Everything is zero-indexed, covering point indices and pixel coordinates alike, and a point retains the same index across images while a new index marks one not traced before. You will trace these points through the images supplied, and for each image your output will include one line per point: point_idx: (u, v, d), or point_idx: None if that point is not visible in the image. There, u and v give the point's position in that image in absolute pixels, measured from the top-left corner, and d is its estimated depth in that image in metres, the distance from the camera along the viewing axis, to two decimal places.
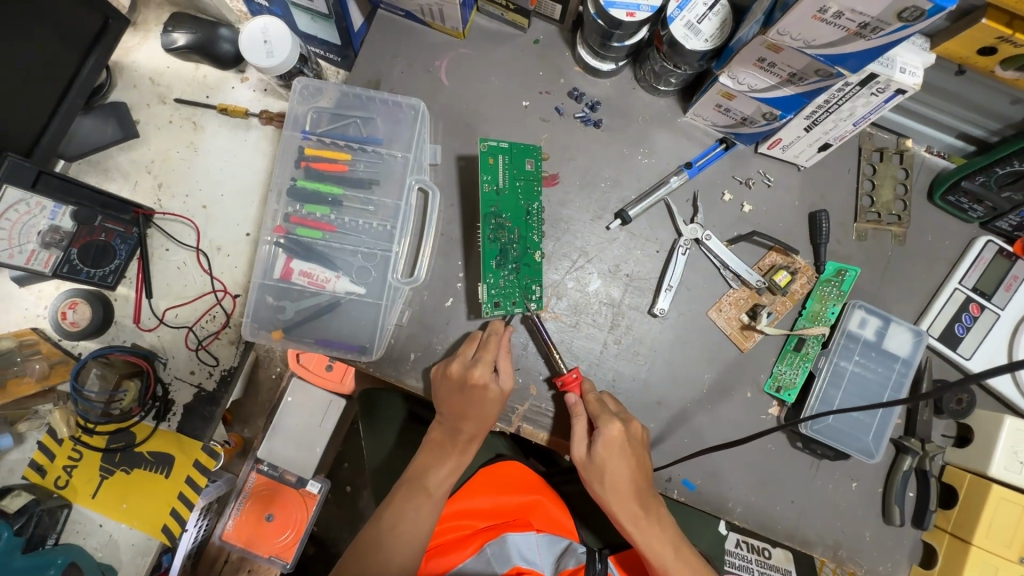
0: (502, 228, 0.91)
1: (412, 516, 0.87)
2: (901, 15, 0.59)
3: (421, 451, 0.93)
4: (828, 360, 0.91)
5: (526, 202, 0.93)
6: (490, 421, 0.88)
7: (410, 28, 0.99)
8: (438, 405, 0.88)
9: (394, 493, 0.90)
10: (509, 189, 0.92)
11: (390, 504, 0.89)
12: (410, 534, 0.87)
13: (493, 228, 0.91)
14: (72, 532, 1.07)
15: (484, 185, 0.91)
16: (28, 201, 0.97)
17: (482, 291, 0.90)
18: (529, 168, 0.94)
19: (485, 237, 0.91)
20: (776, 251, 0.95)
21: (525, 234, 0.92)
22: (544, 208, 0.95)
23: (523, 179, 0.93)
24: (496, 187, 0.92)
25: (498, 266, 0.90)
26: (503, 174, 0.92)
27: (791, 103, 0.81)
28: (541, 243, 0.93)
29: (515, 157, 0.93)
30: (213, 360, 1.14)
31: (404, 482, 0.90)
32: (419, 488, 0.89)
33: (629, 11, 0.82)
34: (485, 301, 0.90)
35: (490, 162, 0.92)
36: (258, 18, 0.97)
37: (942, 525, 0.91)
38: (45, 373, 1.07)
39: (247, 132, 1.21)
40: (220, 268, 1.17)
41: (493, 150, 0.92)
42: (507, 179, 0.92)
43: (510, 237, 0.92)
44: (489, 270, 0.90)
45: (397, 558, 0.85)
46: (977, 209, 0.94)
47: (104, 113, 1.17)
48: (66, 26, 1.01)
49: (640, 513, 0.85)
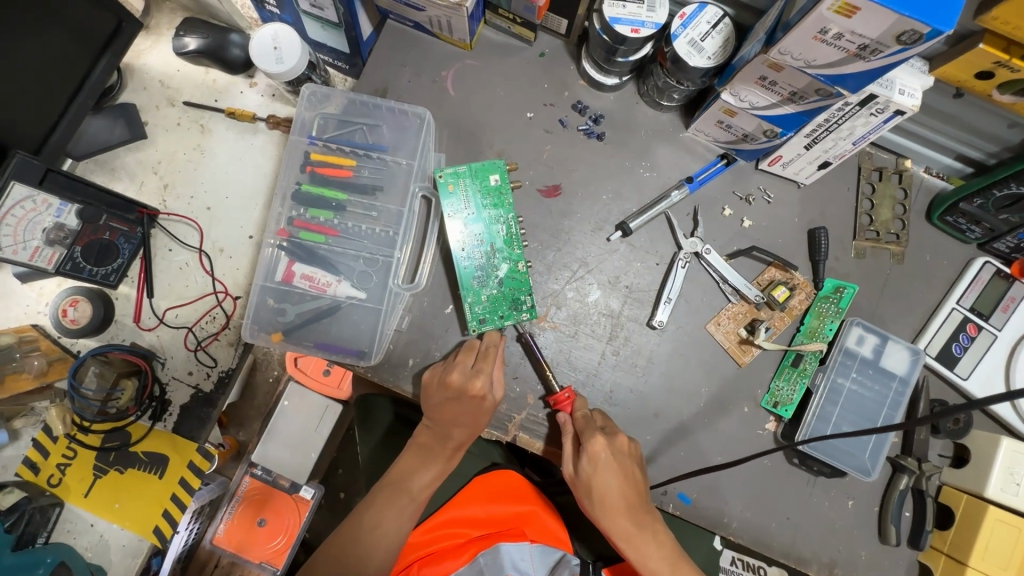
0: (474, 249, 0.92)
1: (394, 515, 0.87)
2: (900, 38, 0.60)
3: (405, 454, 0.92)
4: (825, 377, 0.91)
5: (497, 218, 0.93)
6: (480, 427, 0.88)
7: (418, 38, 1.00)
8: (428, 410, 0.87)
9: (375, 495, 0.89)
10: (473, 213, 0.93)
11: (372, 504, 0.88)
12: (389, 535, 0.86)
13: (465, 250, 0.92)
14: (63, 531, 1.06)
15: (449, 212, 0.92)
16: (34, 199, 0.97)
17: (466, 310, 0.91)
18: (494, 182, 0.94)
19: (458, 259, 0.91)
20: (775, 266, 0.96)
21: (504, 248, 0.93)
22: (518, 219, 0.95)
23: (491, 197, 0.93)
24: (461, 212, 0.93)
25: (479, 284, 0.91)
26: (467, 198, 0.93)
27: (791, 120, 0.82)
28: (524, 255, 0.94)
29: (475, 177, 0.93)
30: (211, 362, 1.15)
31: (387, 483, 0.90)
32: (402, 491, 0.89)
33: (633, 28, 0.84)
34: (471, 319, 0.90)
35: (450, 188, 0.93)
36: (268, 25, 1.00)
37: (939, 546, 0.91)
38: (43, 370, 1.08)
39: (254, 137, 1.23)
40: (222, 270, 1.18)
41: (453, 176, 0.93)
42: (471, 204, 0.93)
43: (483, 256, 0.92)
44: (470, 290, 0.91)
45: (374, 561, 0.85)
46: (975, 230, 0.95)
47: (113, 114, 1.19)
48: (79, 27, 1.03)
49: (634, 532, 0.84)
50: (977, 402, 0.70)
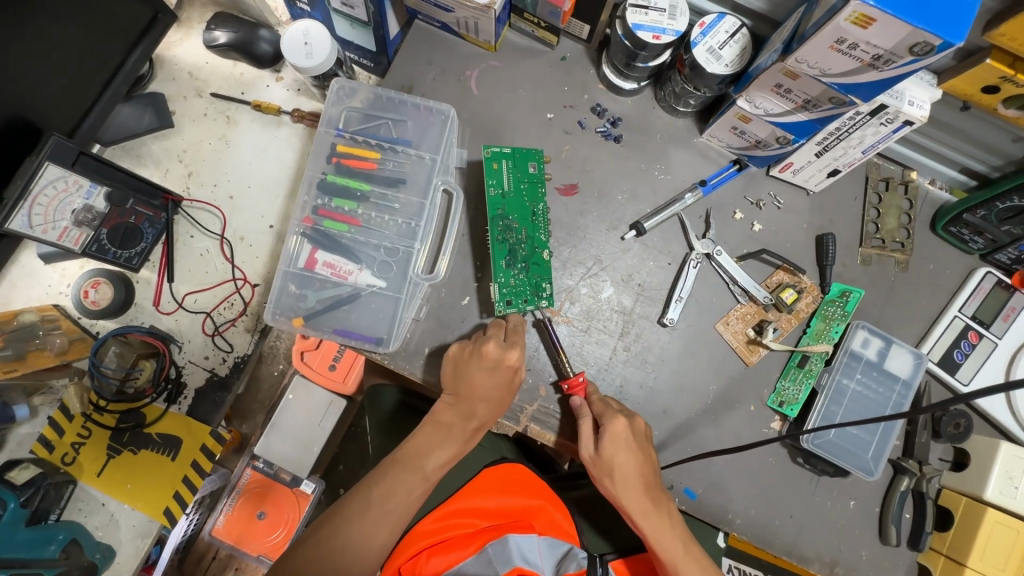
0: (510, 229, 0.95)
1: (402, 494, 0.86)
2: (913, 49, 0.63)
3: (418, 432, 0.91)
4: (831, 377, 0.94)
5: (531, 203, 0.97)
6: (504, 403, 0.90)
7: (443, 38, 1.03)
8: (454, 381, 0.88)
9: (386, 472, 0.88)
10: (513, 193, 0.96)
11: (379, 481, 0.87)
12: (398, 511, 0.86)
13: (501, 229, 0.94)
14: (75, 509, 1.06)
15: (489, 189, 0.95)
16: (66, 179, 1.04)
17: (493, 290, 0.93)
18: (531, 171, 0.97)
19: (493, 237, 0.94)
20: (783, 270, 0.99)
21: (532, 234, 0.96)
22: (548, 210, 0.99)
23: (526, 182, 0.97)
24: (501, 191, 0.95)
25: (507, 266, 0.93)
26: (507, 178, 0.96)
27: (804, 128, 0.85)
28: (548, 243, 0.97)
29: (518, 161, 0.97)
30: (227, 347, 1.23)
31: (397, 458, 0.89)
32: (414, 469, 0.88)
33: (654, 34, 0.87)
34: (497, 300, 0.93)
35: (493, 167, 0.96)
36: (299, 21, 1.03)
37: (938, 547, 0.93)
38: (64, 349, 1.12)
39: (278, 129, 1.30)
40: (241, 258, 1.25)
41: (497, 156, 0.96)
42: (512, 182, 0.96)
43: (517, 237, 0.95)
44: (499, 270, 0.93)
45: (381, 536, 0.84)
46: (977, 241, 0.98)
47: (141, 103, 1.26)
48: (117, 18, 1.07)
49: (651, 508, 0.85)
50: (968, 396, 0.74)
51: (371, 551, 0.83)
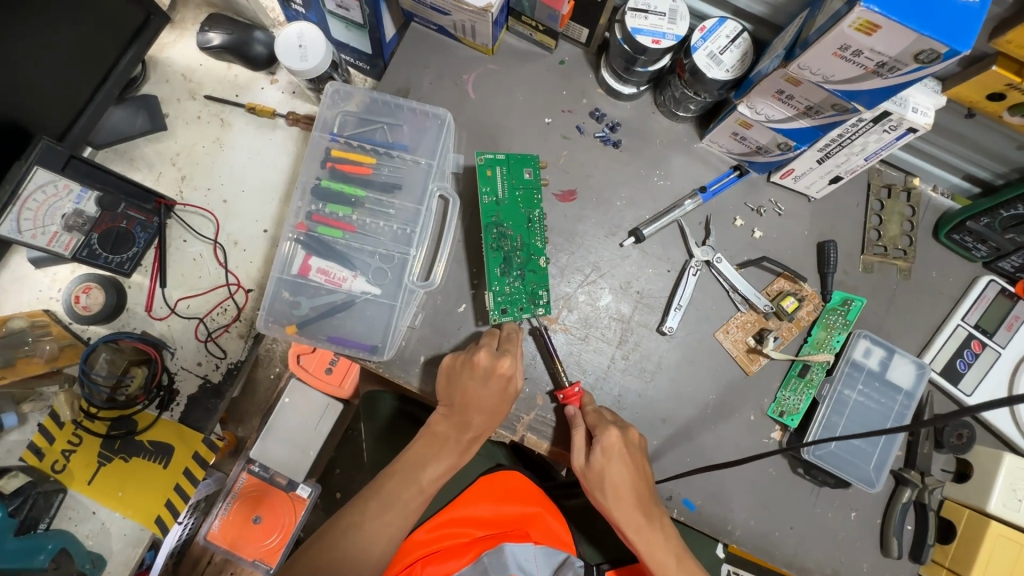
0: (505, 236, 0.93)
1: (398, 506, 0.85)
2: (919, 57, 0.62)
3: (415, 442, 0.90)
4: (832, 388, 0.93)
5: (527, 210, 0.95)
6: (501, 415, 0.88)
7: (441, 42, 1.02)
8: (449, 392, 0.87)
9: (382, 483, 0.87)
10: (508, 200, 0.95)
11: (376, 494, 0.86)
12: (395, 522, 0.84)
13: (495, 237, 0.93)
14: (65, 518, 1.04)
15: (484, 196, 0.94)
16: (56, 183, 1.03)
17: (489, 298, 0.92)
18: (527, 176, 0.96)
19: (487, 245, 0.93)
20: (784, 277, 0.98)
21: (527, 241, 0.95)
22: (545, 216, 0.97)
23: (523, 188, 0.95)
24: (496, 198, 0.94)
25: (502, 274, 0.92)
26: (502, 184, 0.95)
27: (806, 135, 0.84)
28: (544, 249, 0.96)
29: (513, 166, 0.96)
30: (220, 353, 1.21)
31: (394, 469, 0.88)
32: (412, 482, 0.87)
33: (654, 39, 0.85)
34: (492, 308, 0.92)
35: (488, 173, 0.95)
36: (295, 24, 1.02)
37: (940, 559, 0.92)
38: (54, 355, 1.11)
39: (272, 132, 1.28)
40: (235, 263, 1.24)
41: (491, 163, 0.95)
42: (507, 189, 0.95)
43: (513, 244, 0.93)
44: (495, 278, 0.92)
45: (383, 542, 0.83)
46: (981, 249, 0.97)
47: (134, 105, 1.24)
48: (109, 21, 1.05)
49: (644, 522, 0.84)
50: (973, 408, 0.71)
51: (370, 557, 0.82)
